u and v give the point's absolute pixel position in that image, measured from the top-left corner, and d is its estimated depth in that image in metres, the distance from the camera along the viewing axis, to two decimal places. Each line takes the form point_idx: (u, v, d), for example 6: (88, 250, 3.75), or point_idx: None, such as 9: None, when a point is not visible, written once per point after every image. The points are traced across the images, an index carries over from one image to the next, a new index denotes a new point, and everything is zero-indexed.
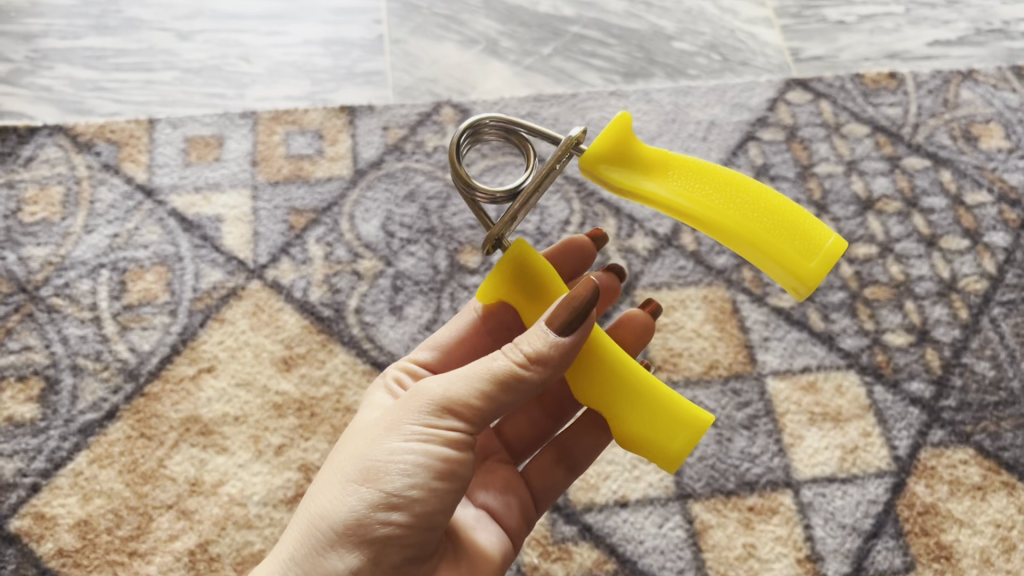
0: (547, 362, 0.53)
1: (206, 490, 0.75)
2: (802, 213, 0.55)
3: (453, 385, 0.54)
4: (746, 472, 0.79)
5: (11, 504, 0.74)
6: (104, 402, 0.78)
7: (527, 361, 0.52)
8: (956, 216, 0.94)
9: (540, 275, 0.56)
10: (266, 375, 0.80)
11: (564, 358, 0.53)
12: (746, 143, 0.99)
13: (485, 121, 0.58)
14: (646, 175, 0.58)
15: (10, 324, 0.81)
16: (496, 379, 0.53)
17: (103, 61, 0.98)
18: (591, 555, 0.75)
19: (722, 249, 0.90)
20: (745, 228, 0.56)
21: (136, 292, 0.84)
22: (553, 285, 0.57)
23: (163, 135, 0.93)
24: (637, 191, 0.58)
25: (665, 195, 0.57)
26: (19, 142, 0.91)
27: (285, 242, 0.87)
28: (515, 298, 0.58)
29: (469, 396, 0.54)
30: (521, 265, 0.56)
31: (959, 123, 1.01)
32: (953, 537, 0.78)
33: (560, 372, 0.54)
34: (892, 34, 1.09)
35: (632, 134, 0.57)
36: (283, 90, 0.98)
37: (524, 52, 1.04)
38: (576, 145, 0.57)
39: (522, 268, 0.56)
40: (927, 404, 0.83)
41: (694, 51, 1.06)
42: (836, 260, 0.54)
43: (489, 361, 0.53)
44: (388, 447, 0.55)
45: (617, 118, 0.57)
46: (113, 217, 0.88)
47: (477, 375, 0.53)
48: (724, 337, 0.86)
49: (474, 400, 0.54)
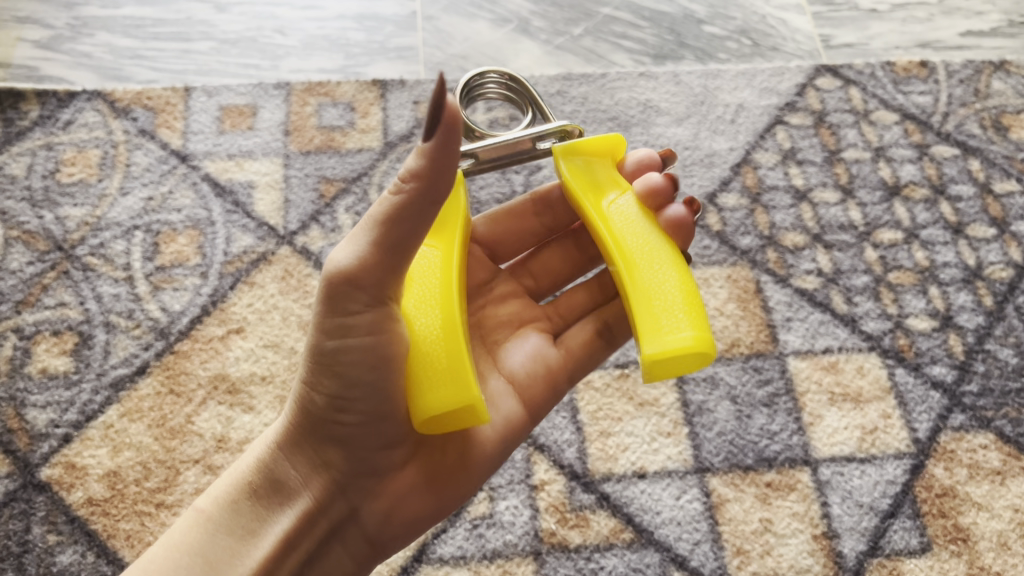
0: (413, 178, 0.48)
1: (232, 446, 0.77)
2: (647, 313, 0.58)
3: (350, 272, 0.51)
4: (764, 449, 0.80)
5: (43, 453, 0.76)
6: (134, 357, 0.80)
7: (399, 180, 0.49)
8: (984, 204, 0.94)
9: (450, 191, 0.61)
10: (294, 338, 0.82)
11: (432, 178, 0.48)
12: (774, 127, 0.99)
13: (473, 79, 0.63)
14: (606, 200, 0.63)
15: (47, 280, 0.83)
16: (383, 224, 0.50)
17: (142, 30, 1.00)
18: (608, 523, 0.76)
19: (747, 230, 0.91)
20: (641, 304, 0.59)
21: (168, 254, 0.86)
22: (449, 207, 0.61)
23: (199, 103, 0.95)
24: (605, 208, 0.62)
25: (621, 219, 0.62)
26: (59, 106, 0.93)
27: (315, 210, 0.89)
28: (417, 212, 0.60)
29: (369, 270, 0.51)
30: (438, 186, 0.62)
31: (990, 113, 1.00)
32: (971, 520, 0.77)
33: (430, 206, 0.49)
34: (925, 23, 1.08)
35: (598, 150, 0.64)
36: (317, 63, 0.99)
37: (556, 32, 1.04)
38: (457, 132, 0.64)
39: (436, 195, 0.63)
40: (948, 389, 0.83)
41: (725, 36, 1.06)
42: (640, 357, 0.57)
43: (393, 233, 0.50)
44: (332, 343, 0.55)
45: (611, 137, 0.65)
46: (148, 180, 0.90)
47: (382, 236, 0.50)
48: (746, 316, 0.86)
49: (383, 271, 0.52)
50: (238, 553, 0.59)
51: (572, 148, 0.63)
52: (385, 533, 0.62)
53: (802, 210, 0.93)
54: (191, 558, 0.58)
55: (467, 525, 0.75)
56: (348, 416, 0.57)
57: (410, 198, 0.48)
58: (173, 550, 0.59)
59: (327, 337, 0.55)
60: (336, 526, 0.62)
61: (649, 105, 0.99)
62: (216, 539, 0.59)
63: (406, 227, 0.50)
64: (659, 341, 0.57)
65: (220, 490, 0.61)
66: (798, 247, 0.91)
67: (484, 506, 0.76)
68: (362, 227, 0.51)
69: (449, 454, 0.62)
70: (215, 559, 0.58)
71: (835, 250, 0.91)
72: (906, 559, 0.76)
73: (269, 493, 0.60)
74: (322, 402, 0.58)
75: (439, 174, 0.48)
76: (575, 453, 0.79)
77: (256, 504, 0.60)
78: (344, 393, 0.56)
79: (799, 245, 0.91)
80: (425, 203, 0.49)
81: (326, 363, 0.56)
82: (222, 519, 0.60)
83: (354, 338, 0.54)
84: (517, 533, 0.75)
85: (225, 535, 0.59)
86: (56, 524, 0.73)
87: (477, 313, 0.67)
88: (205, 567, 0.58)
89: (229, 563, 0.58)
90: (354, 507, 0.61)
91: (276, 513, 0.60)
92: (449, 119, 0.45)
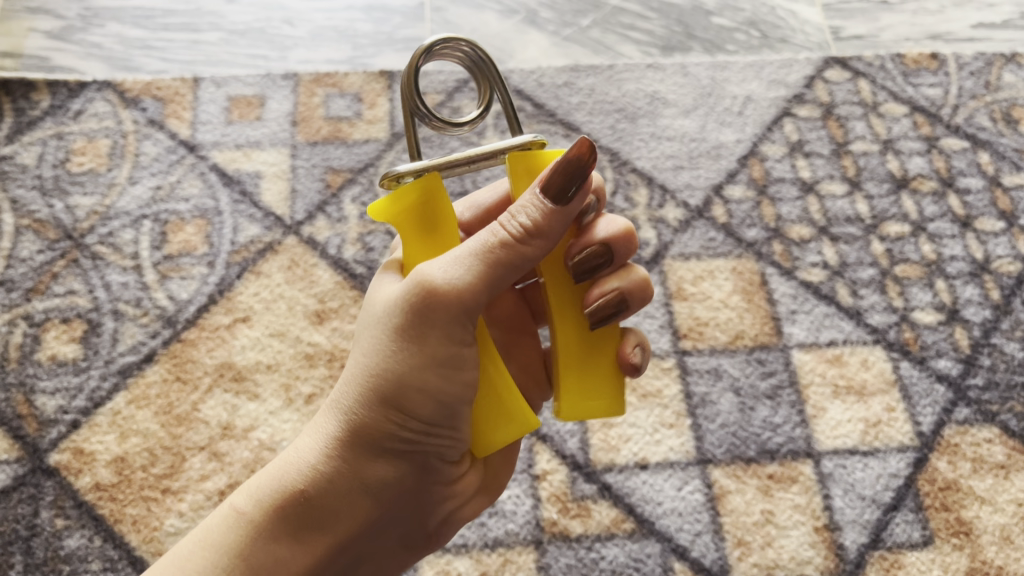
0: (541, 233, 0.50)
1: (238, 434, 0.78)
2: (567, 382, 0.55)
3: (449, 296, 0.51)
4: (767, 441, 0.80)
5: (52, 439, 0.77)
6: (142, 345, 0.81)
7: (523, 233, 0.50)
8: (993, 197, 0.94)
9: (443, 209, 0.52)
10: (300, 327, 0.82)
11: (557, 231, 0.51)
12: (782, 119, 0.98)
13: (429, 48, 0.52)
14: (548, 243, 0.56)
15: (57, 268, 0.84)
16: (491, 259, 0.50)
17: (152, 21, 1.00)
18: (609, 514, 0.76)
19: (753, 223, 0.91)
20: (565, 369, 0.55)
21: (176, 243, 0.86)
22: (449, 229, 0.53)
23: (207, 94, 0.95)
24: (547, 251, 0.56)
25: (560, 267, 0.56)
26: (70, 96, 0.94)
27: (321, 200, 0.89)
28: (405, 230, 0.53)
29: (472, 303, 0.51)
30: (429, 198, 0.51)
31: (1001, 106, 1.00)
32: (973, 513, 0.77)
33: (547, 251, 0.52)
34: (936, 14, 1.07)
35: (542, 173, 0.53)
36: (325, 54, 1.00)
37: (564, 23, 1.04)
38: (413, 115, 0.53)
39: (424, 202, 0.51)
40: (953, 382, 0.83)
41: (734, 27, 1.06)
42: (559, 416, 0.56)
43: (504, 274, 0.51)
44: (427, 374, 0.53)
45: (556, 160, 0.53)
46: (156, 170, 0.91)
47: (489, 271, 0.50)
48: (751, 309, 0.86)
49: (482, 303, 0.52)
50: (285, 559, 0.56)
51: (532, 161, 0.53)
52: (429, 531, 0.62)
53: (809, 202, 0.93)
54: (234, 561, 0.55)
55: None
56: (426, 439, 0.56)
57: (533, 249, 0.50)
58: (215, 553, 0.55)
59: (426, 367, 0.53)
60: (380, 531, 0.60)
61: (656, 97, 0.99)
62: (271, 549, 0.55)
63: (511, 272, 0.51)
64: (573, 411, 0.56)
65: (264, 493, 0.56)
66: (804, 239, 0.90)
67: None
68: (470, 253, 0.51)
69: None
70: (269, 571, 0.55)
71: (841, 243, 0.90)
72: (908, 552, 0.76)
73: (322, 503, 0.56)
74: (404, 422, 0.55)
75: (559, 231, 0.51)
76: (577, 444, 0.79)
77: (308, 517, 0.56)
78: (429, 417, 0.55)
79: (805, 238, 0.91)
80: (536, 252, 0.51)
81: (417, 391, 0.54)
82: (267, 524, 0.56)
83: (453, 371, 0.53)
84: (519, 522, 0.76)
85: (272, 541, 0.56)
86: (64, 509, 0.74)
87: None
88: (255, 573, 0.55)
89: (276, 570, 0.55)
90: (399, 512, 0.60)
91: (331, 523, 0.57)
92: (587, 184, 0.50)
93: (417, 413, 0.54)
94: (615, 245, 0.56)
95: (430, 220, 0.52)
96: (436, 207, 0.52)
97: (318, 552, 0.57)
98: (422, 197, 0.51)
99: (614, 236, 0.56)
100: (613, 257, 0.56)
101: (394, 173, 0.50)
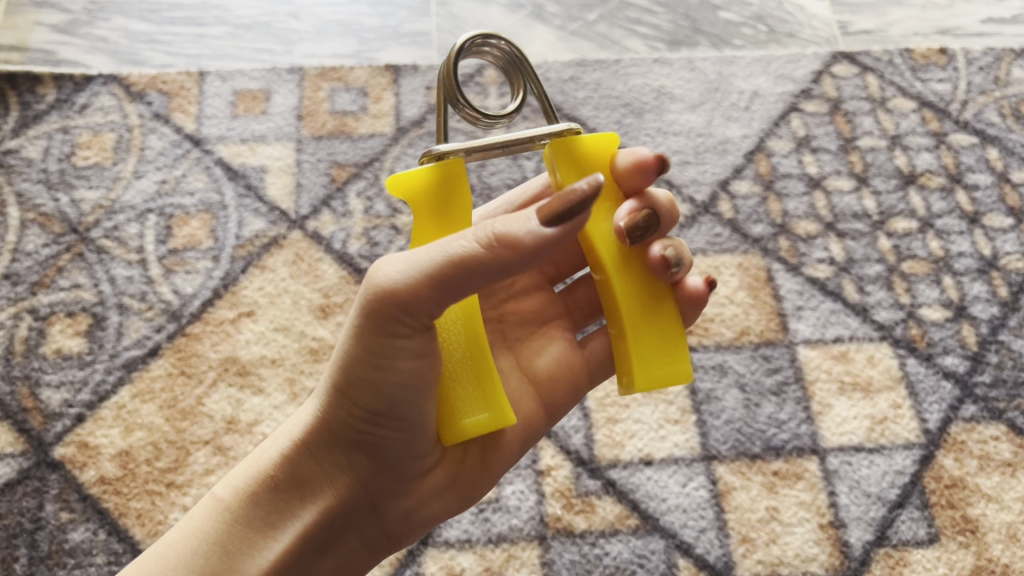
0: (513, 248, 0.48)
1: (242, 428, 0.78)
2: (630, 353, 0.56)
3: (401, 291, 0.50)
4: (772, 437, 0.80)
5: (57, 432, 0.77)
6: (147, 339, 0.81)
7: (490, 241, 0.48)
8: (1001, 193, 0.93)
9: (460, 196, 0.53)
10: (304, 321, 0.82)
11: (537, 252, 0.48)
12: (789, 114, 0.98)
13: (473, 38, 0.54)
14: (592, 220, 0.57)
15: (62, 262, 0.84)
16: (453, 261, 0.49)
17: (158, 14, 1.00)
18: (613, 510, 0.76)
19: (759, 218, 0.91)
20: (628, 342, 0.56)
21: (181, 237, 0.86)
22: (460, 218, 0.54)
23: (213, 88, 0.95)
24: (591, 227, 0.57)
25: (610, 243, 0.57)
26: (75, 90, 0.94)
27: (326, 195, 0.89)
28: (420, 213, 0.53)
29: (425, 297, 0.50)
30: (450, 180, 0.53)
31: (1010, 101, 0.99)
32: (979, 511, 0.77)
33: (521, 270, 0.49)
34: (945, 9, 1.07)
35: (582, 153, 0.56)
36: (331, 48, 0.99)
37: (570, 17, 1.04)
38: (450, 99, 0.54)
39: (448, 184, 0.53)
40: (960, 379, 0.82)
41: (741, 22, 1.05)
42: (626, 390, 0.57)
43: (462, 278, 0.49)
44: (379, 360, 0.53)
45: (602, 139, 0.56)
46: (162, 164, 0.91)
47: (445, 267, 0.49)
48: (757, 305, 0.86)
49: (440, 298, 0.50)
50: (253, 544, 0.56)
51: (569, 147, 0.55)
52: (407, 529, 0.61)
53: (816, 198, 0.92)
54: (210, 547, 0.56)
55: (473, 509, 0.76)
56: (384, 426, 0.55)
57: (492, 256, 0.48)
58: (189, 539, 0.56)
59: (377, 354, 0.53)
60: (356, 525, 0.59)
61: (663, 92, 0.99)
62: (239, 535, 0.56)
63: (472, 279, 0.49)
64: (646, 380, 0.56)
65: (240, 480, 0.57)
66: (811, 235, 0.90)
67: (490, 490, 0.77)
68: (429, 257, 0.49)
69: (471, 455, 0.61)
70: (235, 555, 0.56)
71: (848, 239, 0.90)
72: (914, 549, 0.75)
73: (289, 488, 0.57)
74: (358, 406, 0.55)
75: (534, 252, 0.48)
76: (581, 439, 0.79)
77: (276, 503, 0.57)
78: (389, 405, 0.54)
79: (812, 234, 0.90)
80: (505, 267, 0.49)
81: (370, 375, 0.54)
82: (241, 510, 0.57)
83: (405, 358, 0.52)
84: (523, 518, 0.76)
85: (243, 527, 0.56)
86: (68, 502, 0.74)
87: (500, 309, 0.66)
88: (222, 556, 0.55)
89: (245, 555, 0.56)
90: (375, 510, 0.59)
91: (298, 508, 0.57)
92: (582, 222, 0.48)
93: (371, 397, 0.54)
94: (664, 214, 0.57)
95: (444, 207, 0.53)
96: (451, 195, 0.53)
97: (289, 543, 0.57)
98: (442, 179, 0.53)
99: (661, 207, 0.57)
100: (662, 226, 0.58)
101: (433, 151, 0.52)
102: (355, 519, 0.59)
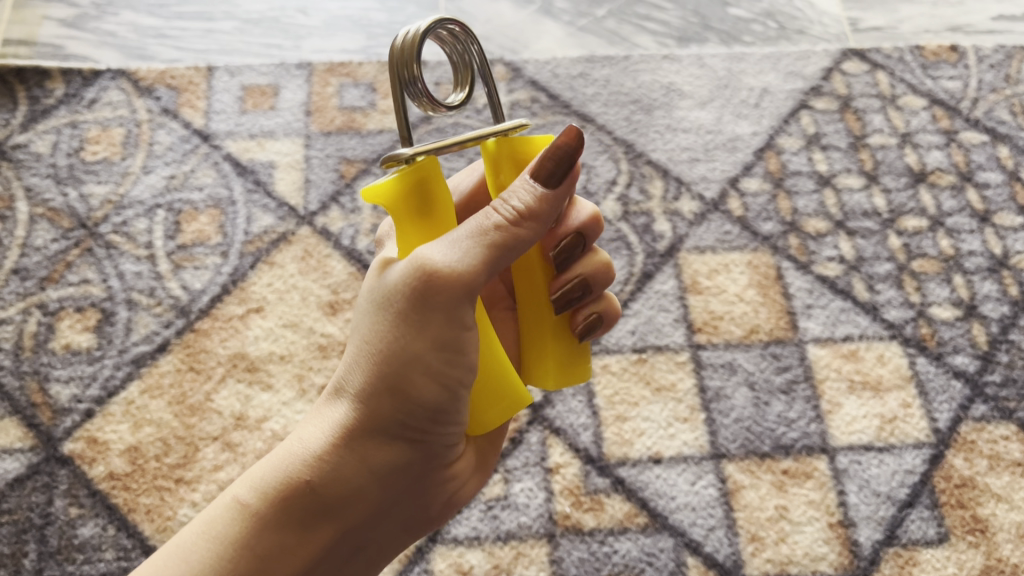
0: (537, 218, 0.49)
1: (251, 424, 0.78)
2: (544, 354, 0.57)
3: (457, 280, 0.49)
4: (782, 436, 0.79)
5: (66, 427, 0.77)
6: (156, 335, 0.81)
7: (517, 218, 0.49)
8: (1012, 192, 0.93)
9: (437, 192, 0.49)
10: (313, 317, 0.82)
11: (551, 214, 0.50)
12: (799, 112, 0.97)
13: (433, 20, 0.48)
14: None
15: (71, 257, 0.84)
16: (488, 242, 0.49)
17: (166, 9, 1.00)
18: (622, 508, 0.76)
19: (769, 216, 0.91)
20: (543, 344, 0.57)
21: (190, 233, 0.86)
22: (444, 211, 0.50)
23: (221, 83, 0.95)
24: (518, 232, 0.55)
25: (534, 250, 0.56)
26: (84, 85, 0.94)
27: (335, 190, 0.89)
28: (400, 214, 0.50)
29: (477, 287, 0.49)
30: (424, 183, 0.48)
31: (1021, 99, 0.98)
32: (989, 511, 0.77)
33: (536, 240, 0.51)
34: (955, 7, 1.06)
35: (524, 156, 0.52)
36: (339, 43, 0.99)
37: (579, 14, 1.04)
38: (405, 85, 0.48)
39: (424, 185, 0.48)
40: (970, 378, 0.82)
41: (751, 18, 1.05)
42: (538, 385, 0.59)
43: (498, 260, 0.49)
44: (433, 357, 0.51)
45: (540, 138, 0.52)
46: (170, 159, 0.91)
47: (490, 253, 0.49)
48: (766, 303, 0.85)
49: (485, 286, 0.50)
50: (286, 547, 0.54)
51: (520, 144, 0.51)
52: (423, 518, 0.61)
53: (825, 195, 0.92)
54: (237, 553, 0.53)
55: (482, 506, 0.76)
56: (430, 424, 0.55)
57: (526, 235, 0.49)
58: (213, 543, 0.53)
59: (432, 350, 0.51)
60: (379, 520, 0.58)
61: (672, 89, 0.98)
62: (270, 539, 0.54)
63: (510, 257, 0.50)
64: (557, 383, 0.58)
65: (267, 482, 0.54)
66: (820, 233, 0.90)
67: (498, 488, 0.77)
68: (465, 236, 0.49)
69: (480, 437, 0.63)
70: (269, 560, 0.53)
71: (858, 237, 0.90)
72: (923, 549, 0.75)
73: (324, 492, 0.55)
74: (409, 406, 0.53)
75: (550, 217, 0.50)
76: (590, 437, 0.79)
77: (310, 507, 0.54)
78: (430, 403, 0.53)
79: (821, 232, 0.90)
80: (527, 239, 0.50)
81: (423, 373, 0.52)
82: (270, 514, 0.54)
83: (460, 355, 0.52)
84: (531, 515, 0.76)
85: (276, 531, 0.54)
86: (77, 497, 0.74)
87: None
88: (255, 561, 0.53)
89: (279, 559, 0.54)
90: (398, 501, 0.59)
91: (332, 510, 0.55)
92: (572, 175, 0.50)
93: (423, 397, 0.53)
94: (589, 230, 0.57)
95: (426, 206, 0.49)
96: (430, 193, 0.49)
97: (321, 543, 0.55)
98: (417, 180, 0.48)
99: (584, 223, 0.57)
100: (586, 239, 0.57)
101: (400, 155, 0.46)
102: (380, 515, 0.58)
